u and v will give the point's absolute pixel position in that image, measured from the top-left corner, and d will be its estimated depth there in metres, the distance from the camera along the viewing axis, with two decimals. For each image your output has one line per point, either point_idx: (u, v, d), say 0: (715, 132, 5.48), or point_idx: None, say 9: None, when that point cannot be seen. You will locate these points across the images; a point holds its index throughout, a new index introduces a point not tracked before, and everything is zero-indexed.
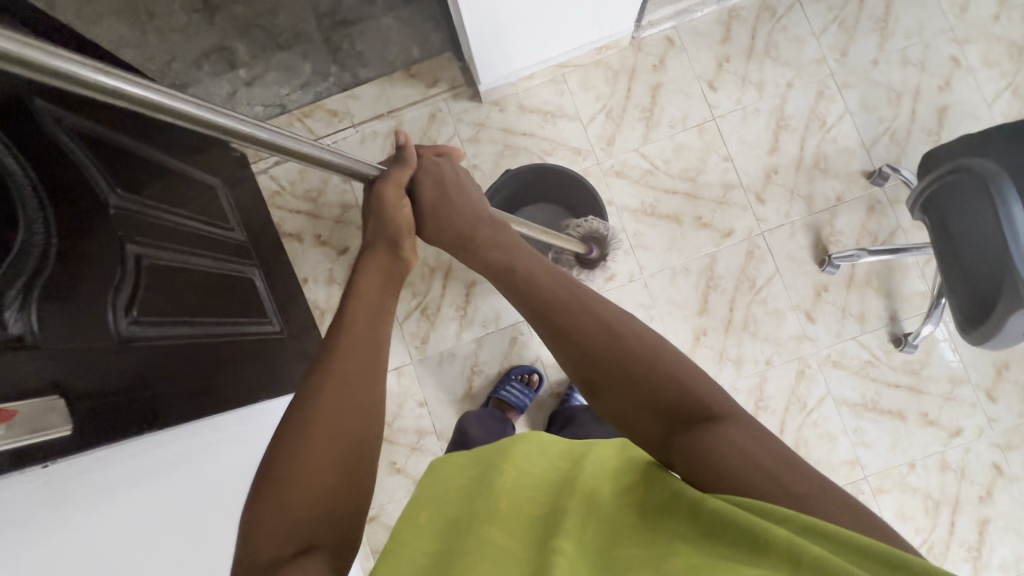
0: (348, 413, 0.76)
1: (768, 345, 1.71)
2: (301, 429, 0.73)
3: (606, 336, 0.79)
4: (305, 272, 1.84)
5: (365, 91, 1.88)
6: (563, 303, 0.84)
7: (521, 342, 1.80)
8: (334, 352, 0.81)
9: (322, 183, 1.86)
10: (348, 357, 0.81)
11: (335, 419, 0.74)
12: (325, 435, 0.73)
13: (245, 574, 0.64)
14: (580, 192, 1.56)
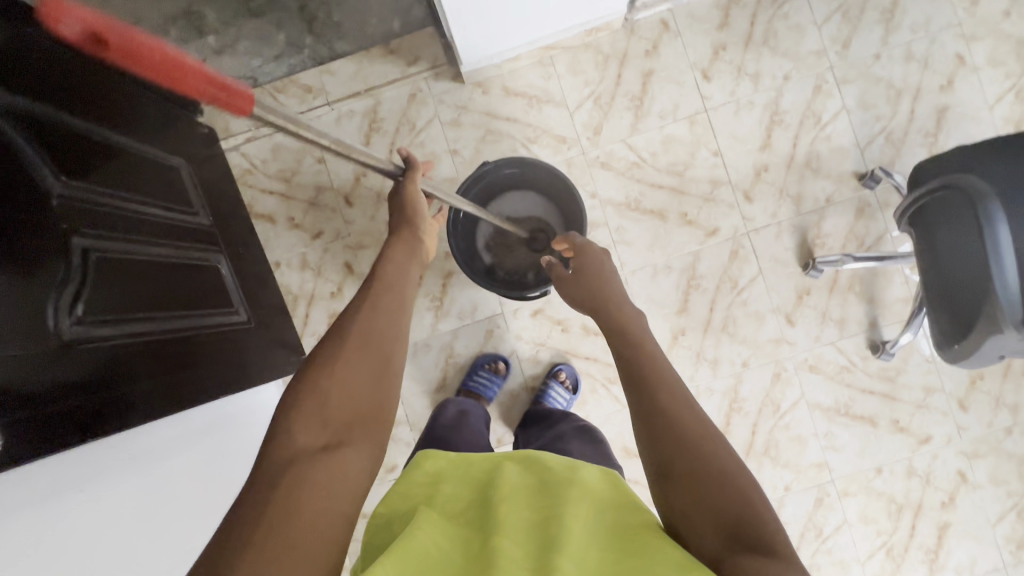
0: (373, 348, 0.92)
1: (745, 347, 1.69)
2: (335, 355, 0.88)
3: (687, 429, 0.82)
4: (278, 255, 1.81)
5: (341, 67, 1.78)
6: (665, 394, 0.87)
7: (497, 335, 1.77)
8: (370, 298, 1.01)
9: (295, 163, 1.81)
10: (376, 308, 0.99)
11: (364, 349, 0.91)
12: (357, 362, 0.89)
13: (282, 453, 0.76)
14: (556, 178, 1.47)
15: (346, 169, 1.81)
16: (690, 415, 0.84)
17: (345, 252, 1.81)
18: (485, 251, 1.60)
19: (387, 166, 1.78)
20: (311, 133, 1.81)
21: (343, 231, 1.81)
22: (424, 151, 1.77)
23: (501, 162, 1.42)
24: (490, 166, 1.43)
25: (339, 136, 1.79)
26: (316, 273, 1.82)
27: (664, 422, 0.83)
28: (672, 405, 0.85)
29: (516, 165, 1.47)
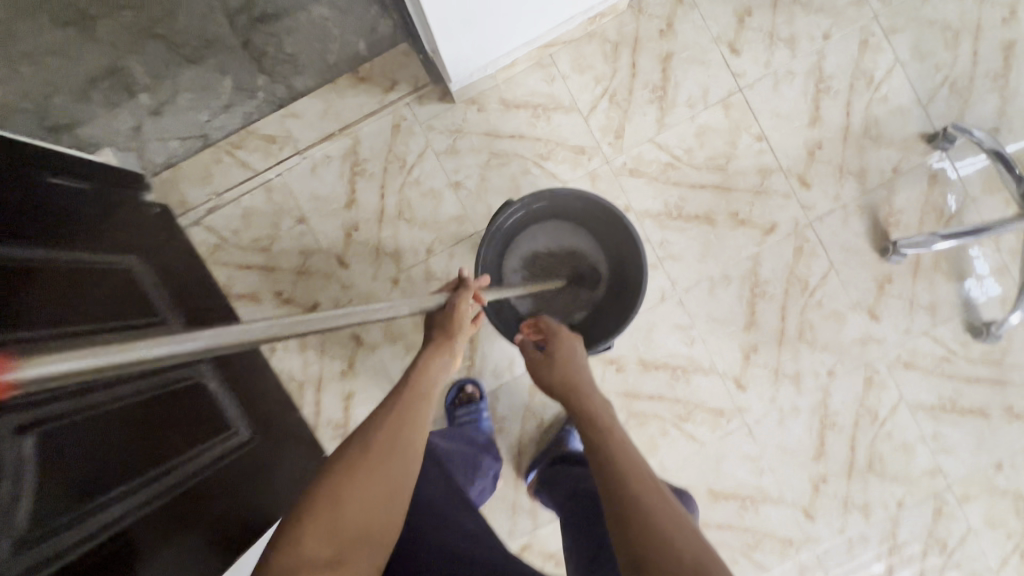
0: (395, 463, 0.81)
1: (828, 354, 1.47)
2: (356, 460, 0.79)
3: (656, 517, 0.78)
4: (272, 338, 1.55)
5: (306, 106, 1.49)
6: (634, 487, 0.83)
7: (543, 388, 1.52)
8: (404, 398, 0.89)
9: (272, 228, 1.54)
10: (407, 412, 0.87)
11: (387, 462, 0.80)
12: (379, 473, 0.79)
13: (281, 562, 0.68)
14: (594, 204, 1.19)
15: (332, 225, 1.53)
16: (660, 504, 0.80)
17: (350, 321, 1.55)
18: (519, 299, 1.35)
19: (381, 215, 1.52)
20: (284, 190, 1.53)
21: (343, 299, 1.54)
22: (421, 189, 1.51)
23: (525, 200, 1.16)
24: (512, 208, 1.17)
25: (319, 189, 1.52)
26: (319, 351, 1.55)
27: (637, 521, 0.77)
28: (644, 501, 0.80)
29: (543, 198, 1.19)
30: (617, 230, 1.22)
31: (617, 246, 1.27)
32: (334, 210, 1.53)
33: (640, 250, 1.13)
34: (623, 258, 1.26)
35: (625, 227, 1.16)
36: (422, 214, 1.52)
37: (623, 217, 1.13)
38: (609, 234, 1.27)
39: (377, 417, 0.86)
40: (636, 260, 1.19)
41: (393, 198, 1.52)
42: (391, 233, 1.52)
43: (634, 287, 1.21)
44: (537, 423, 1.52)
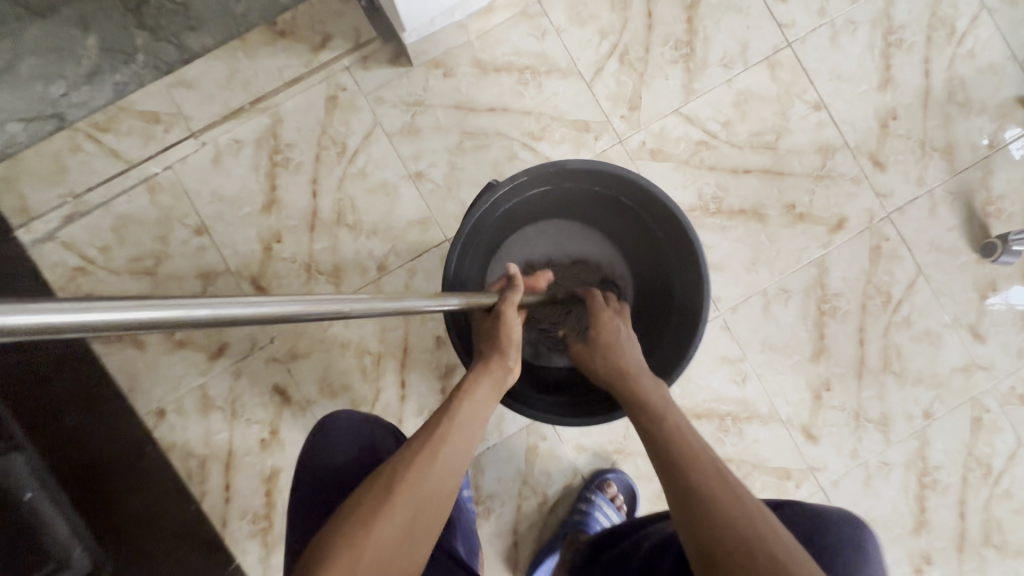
0: (432, 501, 0.62)
1: (923, 389, 1.10)
2: (383, 487, 0.61)
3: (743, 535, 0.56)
4: (158, 398, 1.11)
5: (204, 72, 1.08)
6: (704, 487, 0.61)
7: (544, 452, 1.10)
8: (444, 422, 0.68)
9: (159, 243, 1.10)
10: (443, 439, 0.66)
11: (418, 501, 0.61)
12: (408, 508, 0.60)
13: None
14: (629, 189, 0.81)
15: (245, 235, 1.10)
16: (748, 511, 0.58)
17: (271, 370, 1.11)
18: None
19: (313, 220, 1.10)
20: (175, 190, 1.10)
21: (261, 339, 1.11)
22: (368, 184, 1.10)
23: (526, 177, 0.75)
24: (504, 189, 0.77)
25: (225, 186, 1.10)
26: (228, 414, 1.10)
27: (725, 548, 0.55)
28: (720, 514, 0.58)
29: (550, 176, 0.80)
30: (660, 232, 0.85)
31: (653, 257, 0.90)
32: (248, 215, 1.10)
33: (702, 264, 0.76)
34: (664, 274, 0.89)
35: (678, 229, 0.78)
36: (370, 217, 1.10)
37: (678, 213, 0.75)
38: (643, 239, 0.90)
39: (414, 440, 0.67)
40: (687, 280, 0.83)
41: (329, 196, 1.10)
42: (329, 244, 1.10)
43: (680, 324, 0.85)
44: (539, 501, 1.10)
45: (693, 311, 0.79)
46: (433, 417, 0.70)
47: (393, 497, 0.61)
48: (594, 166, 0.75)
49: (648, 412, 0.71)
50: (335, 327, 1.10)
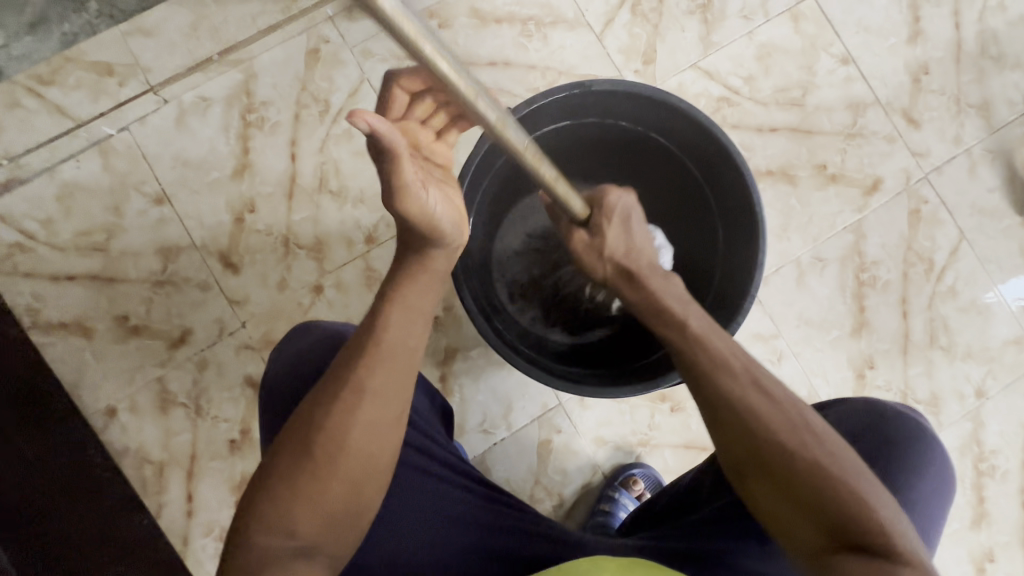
0: (373, 446, 0.55)
1: (972, 365, 1.00)
2: (306, 450, 0.53)
3: (847, 493, 0.49)
4: (108, 395, 0.95)
5: (166, 21, 0.96)
6: (791, 446, 0.52)
7: (560, 447, 0.96)
8: (368, 352, 0.55)
9: (112, 215, 0.96)
10: (367, 376, 0.54)
11: (354, 454, 0.54)
12: (342, 463, 0.53)
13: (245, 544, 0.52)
14: (660, 122, 0.74)
15: (212, 205, 0.97)
16: (844, 463, 0.51)
17: (242, 360, 0.95)
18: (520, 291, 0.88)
19: (292, 187, 0.97)
20: (131, 154, 0.96)
21: (231, 324, 0.96)
22: (355, 146, 0.98)
23: (545, 100, 0.68)
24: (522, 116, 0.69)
25: (190, 150, 0.97)
26: (192, 412, 0.95)
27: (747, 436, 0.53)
28: (819, 476, 0.50)
29: (573, 109, 0.74)
30: (699, 176, 0.77)
31: (690, 210, 0.83)
32: (216, 181, 0.97)
33: (753, 197, 0.68)
34: (705, 228, 0.81)
35: (720, 162, 0.71)
36: (357, 182, 0.97)
37: (722, 137, 0.67)
38: (677, 189, 0.83)
39: (335, 377, 0.55)
40: (733, 227, 0.74)
41: (310, 160, 0.97)
42: (309, 213, 0.97)
43: (728, 279, 0.75)
44: (555, 503, 0.96)
45: (746, 259, 0.70)
46: (355, 338, 0.57)
47: (319, 462, 0.52)
48: (624, 88, 0.68)
49: (722, 370, 0.56)
50: (317, 309, 0.96)
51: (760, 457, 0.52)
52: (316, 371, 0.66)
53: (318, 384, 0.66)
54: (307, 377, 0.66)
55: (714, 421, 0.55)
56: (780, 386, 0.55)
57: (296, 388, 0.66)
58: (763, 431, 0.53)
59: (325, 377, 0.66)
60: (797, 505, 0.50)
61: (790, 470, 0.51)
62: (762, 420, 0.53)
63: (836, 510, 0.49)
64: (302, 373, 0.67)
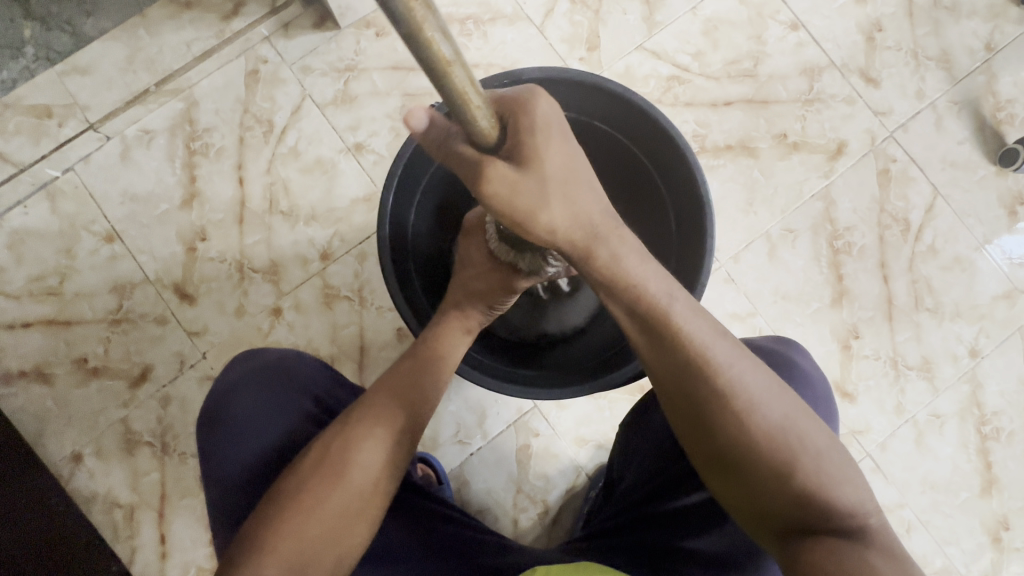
0: (382, 485, 0.55)
1: (961, 324, 0.96)
2: (323, 480, 0.53)
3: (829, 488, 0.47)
4: (72, 441, 0.93)
5: (103, 58, 0.95)
6: (776, 439, 0.48)
7: (540, 451, 0.92)
8: (388, 394, 0.59)
9: (62, 256, 0.94)
10: (384, 415, 0.57)
11: (362, 493, 0.53)
12: (352, 502, 0.53)
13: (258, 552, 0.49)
14: (603, 110, 0.69)
15: (163, 237, 0.95)
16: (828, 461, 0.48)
17: (205, 391, 0.93)
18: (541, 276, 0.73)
19: (241, 211, 0.95)
20: (79, 194, 0.95)
21: (191, 356, 0.93)
22: (302, 163, 0.96)
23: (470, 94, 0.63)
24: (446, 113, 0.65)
25: (136, 184, 0.95)
26: (158, 450, 0.92)
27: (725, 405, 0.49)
28: (803, 475, 0.47)
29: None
30: (650, 165, 0.71)
31: (643, 205, 0.76)
32: (165, 213, 0.95)
33: (701, 188, 0.63)
34: (658, 225, 0.74)
35: (668, 146, 0.65)
36: (307, 199, 0.95)
37: (656, 114, 0.63)
38: (630, 184, 0.76)
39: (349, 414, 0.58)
40: (688, 216, 0.67)
41: (258, 182, 0.96)
42: (261, 235, 0.95)
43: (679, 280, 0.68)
44: (540, 510, 0.92)
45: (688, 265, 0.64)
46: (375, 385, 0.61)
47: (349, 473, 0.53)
48: (560, 74, 0.64)
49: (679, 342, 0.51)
50: (277, 332, 0.93)
51: (740, 459, 0.48)
52: (258, 405, 0.61)
53: (258, 421, 0.60)
54: (247, 413, 0.61)
55: (691, 421, 0.50)
56: (759, 370, 0.51)
57: (233, 432, 0.60)
58: (759, 429, 0.48)
59: (271, 410, 0.61)
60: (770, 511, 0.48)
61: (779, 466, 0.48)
62: (755, 418, 0.48)
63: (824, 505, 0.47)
64: (241, 410, 0.61)
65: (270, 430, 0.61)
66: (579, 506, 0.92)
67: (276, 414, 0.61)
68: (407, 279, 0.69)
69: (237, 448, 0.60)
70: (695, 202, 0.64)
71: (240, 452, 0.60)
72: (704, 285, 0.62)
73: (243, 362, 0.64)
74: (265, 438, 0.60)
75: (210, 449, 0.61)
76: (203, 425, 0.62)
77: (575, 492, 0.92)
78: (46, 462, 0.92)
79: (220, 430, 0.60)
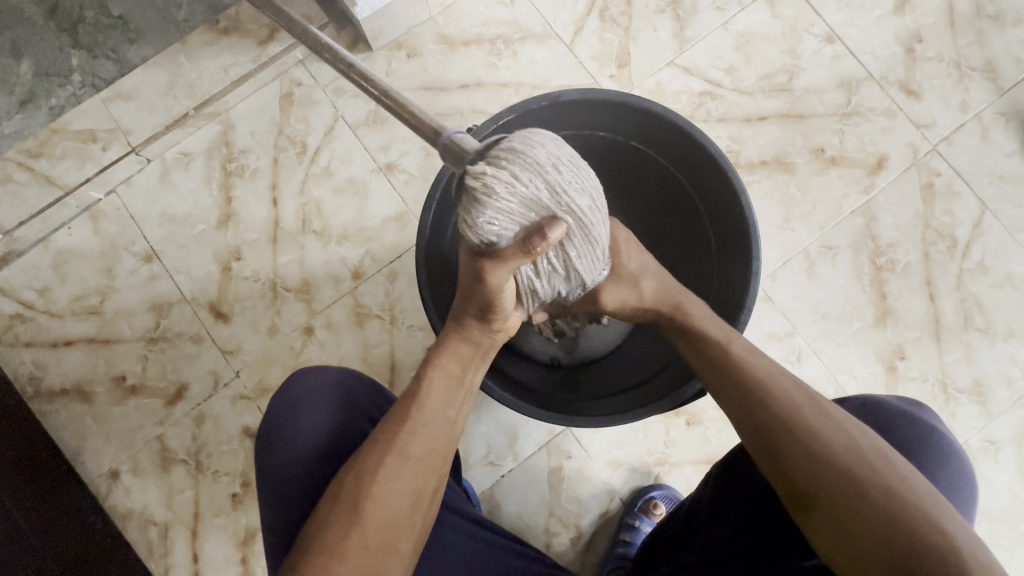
0: (409, 516, 0.52)
1: (1013, 344, 0.92)
2: (347, 514, 0.50)
3: (915, 515, 0.44)
4: (110, 457, 0.94)
5: (145, 84, 0.98)
6: (845, 460, 0.47)
7: (572, 474, 0.91)
8: (410, 418, 0.55)
9: (103, 276, 0.97)
10: (409, 441, 0.54)
11: (389, 524, 0.51)
12: (380, 535, 0.50)
13: None
14: (642, 128, 0.68)
15: (200, 256, 0.97)
16: (911, 486, 0.46)
17: (239, 410, 0.94)
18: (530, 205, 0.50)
19: (275, 231, 0.96)
20: (120, 215, 0.98)
21: (225, 375, 0.94)
22: (334, 184, 0.97)
23: (511, 115, 0.63)
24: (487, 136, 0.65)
25: (174, 205, 0.98)
26: (192, 468, 0.93)
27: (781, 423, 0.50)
28: (881, 496, 0.45)
29: (547, 121, 0.68)
30: (689, 185, 0.70)
31: (681, 224, 0.74)
32: (201, 233, 0.97)
33: (745, 211, 0.62)
34: (697, 245, 0.73)
35: (711, 167, 0.64)
36: (339, 219, 0.96)
37: (698, 136, 0.62)
38: (668, 203, 0.75)
39: (371, 441, 0.54)
40: (731, 237, 0.66)
41: (292, 202, 0.97)
42: (294, 255, 0.96)
43: (722, 303, 0.67)
44: (572, 535, 0.90)
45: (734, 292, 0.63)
46: (394, 407, 0.57)
47: (369, 502, 0.51)
48: (599, 96, 0.63)
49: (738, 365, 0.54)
50: (309, 351, 0.94)
51: (815, 485, 0.47)
52: (317, 426, 0.61)
53: (321, 440, 0.60)
54: (305, 434, 0.60)
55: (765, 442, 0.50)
56: (826, 401, 0.51)
57: (297, 449, 0.60)
58: (826, 452, 0.48)
59: (330, 431, 0.61)
60: (850, 542, 0.45)
61: (854, 490, 0.46)
62: (824, 442, 0.48)
63: (912, 534, 0.43)
64: (299, 432, 0.60)
65: (327, 454, 0.60)
66: (614, 531, 0.89)
67: (334, 438, 0.61)
68: (444, 301, 0.69)
69: (294, 470, 0.59)
70: (741, 222, 0.63)
71: (301, 470, 0.59)
72: (750, 311, 0.61)
73: (301, 380, 0.63)
74: (326, 459, 0.60)
75: (272, 463, 0.60)
76: (265, 436, 0.62)
77: (609, 516, 0.90)
78: (84, 479, 0.94)
79: (278, 451, 0.60)
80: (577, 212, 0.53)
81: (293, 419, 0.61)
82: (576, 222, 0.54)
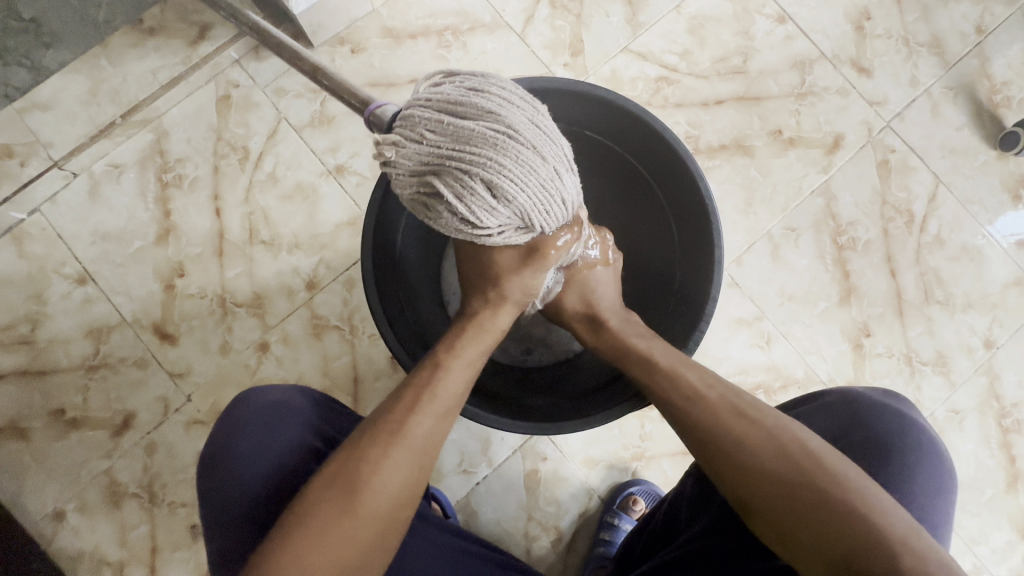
0: (401, 511, 0.47)
1: (969, 313, 0.94)
2: (338, 508, 0.44)
3: (851, 509, 0.42)
4: (53, 497, 0.87)
5: (63, 91, 0.91)
6: (780, 466, 0.45)
7: (548, 476, 0.88)
8: (420, 402, 0.49)
9: (30, 301, 0.90)
10: (417, 429, 0.48)
11: (383, 520, 0.46)
12: (371, 527, 0.45)
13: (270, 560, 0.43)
14: (595, 117, 0.66)
15: (139, 275, 0.90)
16: (851, 482, 0.43)
17: (193, 436, 0.88)
18: (465, 147, 0.49)
19: (220, 244, 0.91)
20: (46, 236, 0.90)
21: (175, 400, 0.89)
22: (281, 190, 0.91)
23: None
24: None
25: (107, 222, 0.91)
26: (146, 501, 0.87)
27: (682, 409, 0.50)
28: (819, 495, 0.43)
29: None
30: (648, 174, 0.68)
31: (643, 215, 0.72)
32: (139, 250, 0.91)
33: (705, 199, 0.60)
34: (659, 236, 0.71)
35: (668, 155, 0.63)
36: (289, 227, 0.91)
37: (654, 122, 0.60)
38: (628, 193, 0.73)
39: (376, 422, 0.49)
40: (691, 225, 0.64)
41: (236, 212, 0.91)
42: (241, 268, 0.90)
43: (684, 295, 0.66)
44: (552, 538, 0.88)
45: (701, 282, 0.62)
46: (403, 386, 0.51)
47: (365, 491, 0.45)
48: (550, 85, 0.60)
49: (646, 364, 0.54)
50: (265, 369, 0.89)
51: (733, 453, 0.46)
52: (255, 448, 0.56)
53: (257, 464, 0.55)
54: (241, 458, 0.55)
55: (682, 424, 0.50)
56: (751, 402, 0.49)
57: (235, 471, 0.55)
58: (759, 468, 0.45)
59: (270, 453, 0.56)
60: (796, 537, 0.43)
61: (752, 506, 0.45)
62: (757, 454, 0.46)
63: (814, 516, 0.42)
64: (238, 456, 0.55)
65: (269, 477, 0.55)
66: (595, 532, 0.87)
67: (279, 455, 0.56)
68: (397, 303, 0.65)
69: (242, 501, 0.54)
70: (701, 210, 0.61)
71: (241, 496, 0.54)
72: (716, 300, 0.59)
73: (244, 401, 0.58)
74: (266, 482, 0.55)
75: (215, 494, 0.55)
76: (206, 467, 0.57)
77: (589, 518, 0.88)
78: (27, 523, 0.87)
79: (218, 479, 0.55)
80: (482, 126, 0.49)
81: (230, 448, 0.56)
82: (500, 133, 0.49)
